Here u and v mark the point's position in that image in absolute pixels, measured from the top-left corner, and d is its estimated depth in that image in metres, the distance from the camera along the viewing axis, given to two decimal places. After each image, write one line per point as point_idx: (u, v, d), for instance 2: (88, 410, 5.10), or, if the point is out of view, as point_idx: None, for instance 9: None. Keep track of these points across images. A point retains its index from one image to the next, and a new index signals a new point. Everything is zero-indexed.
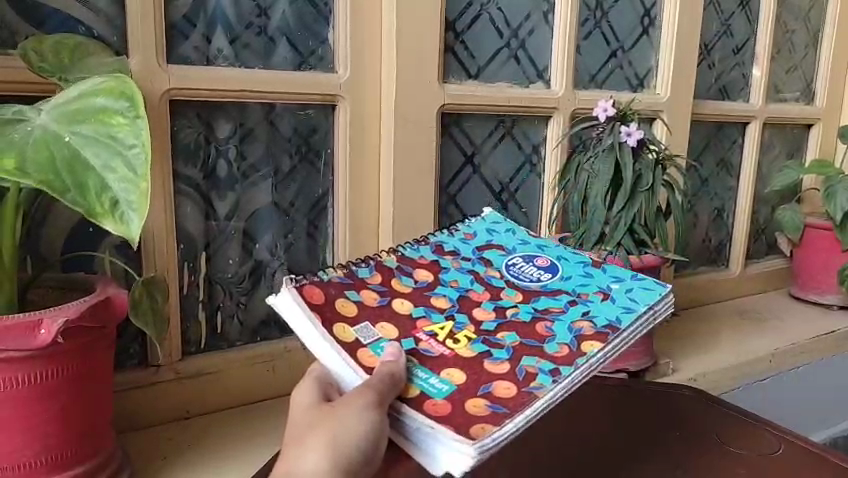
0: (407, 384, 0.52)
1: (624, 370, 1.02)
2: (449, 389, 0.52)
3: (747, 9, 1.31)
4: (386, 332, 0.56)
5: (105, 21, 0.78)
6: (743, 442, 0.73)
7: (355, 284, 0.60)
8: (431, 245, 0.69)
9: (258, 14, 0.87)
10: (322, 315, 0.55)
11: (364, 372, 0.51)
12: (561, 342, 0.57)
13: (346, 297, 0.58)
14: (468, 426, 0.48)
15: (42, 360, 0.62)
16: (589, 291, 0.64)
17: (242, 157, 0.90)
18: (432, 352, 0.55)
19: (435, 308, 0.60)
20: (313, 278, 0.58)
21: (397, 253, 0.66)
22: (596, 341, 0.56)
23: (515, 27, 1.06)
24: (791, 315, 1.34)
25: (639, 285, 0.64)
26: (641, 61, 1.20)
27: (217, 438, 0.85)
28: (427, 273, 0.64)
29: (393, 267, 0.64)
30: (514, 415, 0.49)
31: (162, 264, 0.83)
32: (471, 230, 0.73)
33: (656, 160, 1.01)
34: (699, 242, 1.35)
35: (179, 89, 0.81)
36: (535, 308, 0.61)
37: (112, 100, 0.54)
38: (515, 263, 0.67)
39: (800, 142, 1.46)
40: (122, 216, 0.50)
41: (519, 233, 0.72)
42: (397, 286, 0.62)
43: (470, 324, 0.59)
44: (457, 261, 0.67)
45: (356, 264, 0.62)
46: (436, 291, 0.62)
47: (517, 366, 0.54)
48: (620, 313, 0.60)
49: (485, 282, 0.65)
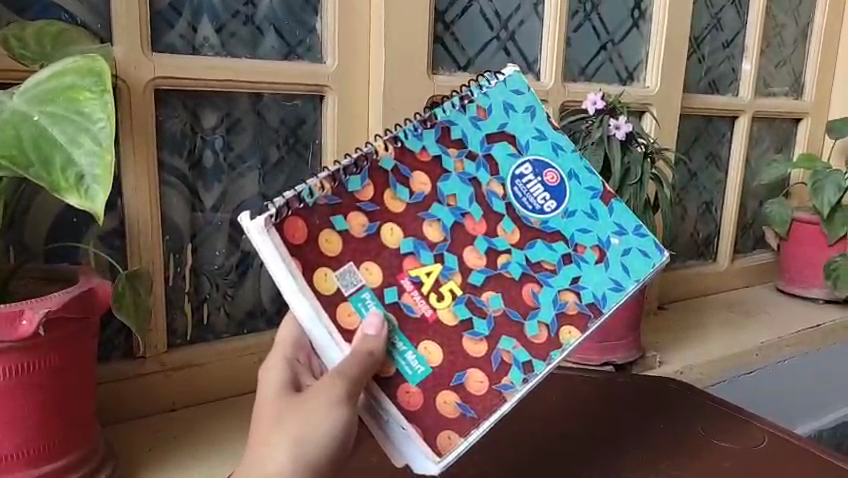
0: (387, 360, 0.52)
1: (611, 363, 1.02)
2: (424, 373, 0.52)
3: (737, 3, 1.31)
4: (371, 278, 0.53)
5: (88, 8, 0.77)
6: (728, 435, 0.74)
7: (342, 205, 0.53)
8: (436, 128, 0.57)
9: (245, 3, 0.86)
10: (304, 260, 0.51)
11: (345, 344, 0.51)
12: (542, 322, 0.54)
13: (331, 226, 0.53)
14: (436, 432, 0.51)
15: (23, 351, 0.61)
16: (586, 244, 0.55)
17: (229, 148, 0.89)
18: (413, 312, 0.53)
19: (426, 242, 0.54)
20: (295, 202, 0.52)
21: (395, 143, 0.56)
22: (574, 329, 0.54)
23: (505, 19, 1.05)
24: (777, 308, 1.35)
25: (640, 246, 0.55)
26: (631, 54, 1.20)
27: (203, 430, 0.85)
28: (425, 180, 0.55)
29: (388, 173, 0.55)
30: (480, 421, 0.52)
31: (147, 255, 0.83)
32: (486, 103, 0.58)
33: (644, 154, 1.02)
34: (687, 235, 1.36)
35: (164, 78, 0.80)
36: (528, 259, 0.55)
37: (81, 77, 0.53)
38: (522, 178, 0.56)
39: (788, 136, 1.47)
40: (87, 192, 0.49)
41: (541, 117, 0.57)
42: (389, 202, 0.54)
43: (458, 272, 0.54)
44: (460, 160, 0.56)
45: (345, 171, 0.54)
46: (431, 213, 0.55)
47: (494, 349, 0.53)
48: (608, 291, 0.55)
49: (485, 201, 0.56)
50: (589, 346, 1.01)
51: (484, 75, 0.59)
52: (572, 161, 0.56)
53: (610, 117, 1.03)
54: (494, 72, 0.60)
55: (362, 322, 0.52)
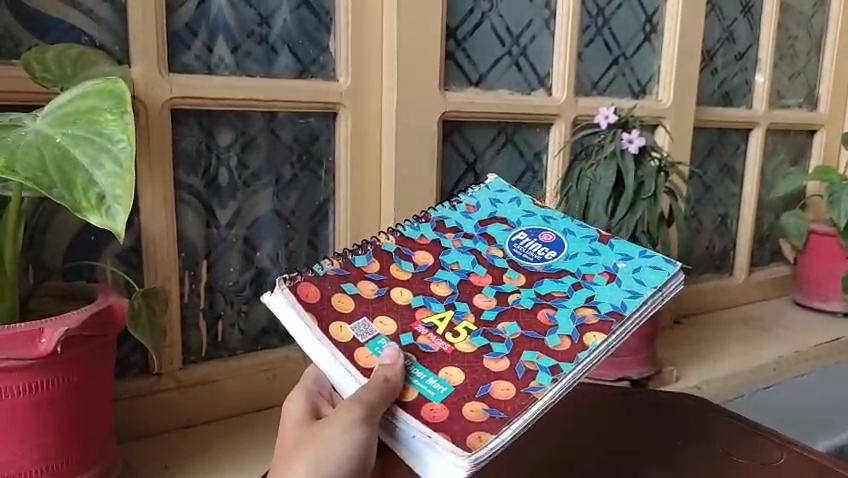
0: (406, 386, 0.52)
1: (626, 379, 1.01)
2: (447, 391, 0.51)
3: (750, 15, 1.31)
4: (385, 328, 0.55)
5: (107, 30, 0.78)
6: (747, 451, 0.73)
7: (351, 276, 0.58)
8: (431, 222, 0.65)
9: (260, 22, 0.87)
10: (318, 315, 0.54)
11: (361, 374, 0.51)
12: (563, 333, 0.54)
13: (343, 290, 0.57)
14: (465, 434, 0.48)
15: (41, 369, 0.62)
16: (594, 272, 0.59)
17: (244, 165, 0.90)
18: (431, 348, 0.54)
19: (435, 296, 0.58)
20: (308, 273, 0.57)
21: (396, 234, 0.63)
22: (598, 333, 0.54)
23: (516, 35, 1.06)
24: (795, 322, 1.33)
25: (649, 263, 0.59)
26: (643, 67, 1.20)
27: (218, 447, 0.85)
28: (427, 255, 0.61)
29: (392, 252, 0.61)
30: (512, 420, 0.49)
31: (163, 272, 0.84)
32: (474, 202, 0.68)
33: (658, 168, 1.01)
34: (703, 248, 1.35)
35: (181, 98, 0.81)
36: (538, 292, 0.58)
37: (101, 100, 0.54)
38: (519, 241, 0.63)
39: (804, 148, 1.46)
40: (108, 211, 0.49)
41: (525, 203, 0.67)
42: (396, 271, 0.59)
43: (470, 313, 0.57)
44: (458, 239, 0.63)
45: (352, 252, 0.60)
46: (437, 276, 0.59)
47: (517, 362, 0.53)
48: (625, 299, 0.56)
49: (487, 262, 0.61)
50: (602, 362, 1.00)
51: (470, 187, 0.71)
52: (562, 224, 0.64)
53: (622, 131, 1.02)
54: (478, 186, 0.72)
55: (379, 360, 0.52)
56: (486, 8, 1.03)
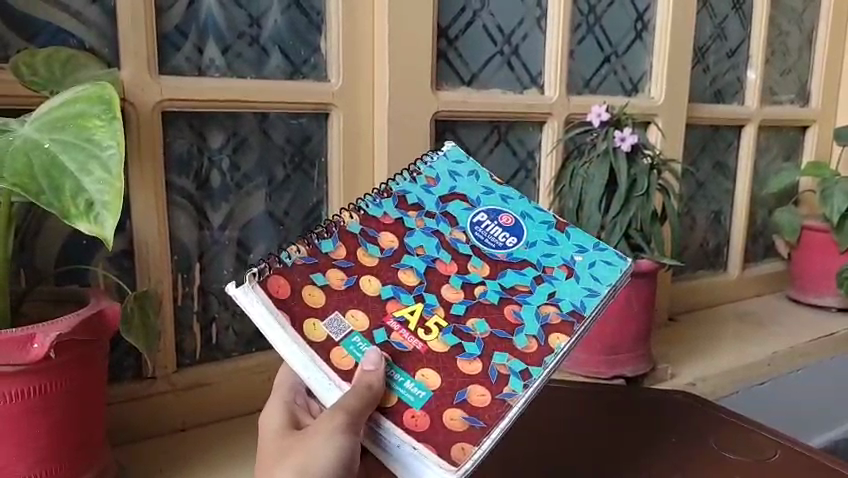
0: (386, 392, 0.52)
1: (622, 377, 1.01)
2: (425, 397, 0.52)
3: (741, 12, 1.31)
4: (357, 323, 0.55)
5: (96, 33, 0.78)
6: (741, 448, 0.73)
7: (319, 264, 0.57)
8: (393, 197, 0.63)
9: (250, 24, 0.87)
10: (290, 312, 0.54)
11: (344, 381, 0.51)
12: (529, 334, 0.55)
13: (313, 282, 0.56)
14: (448, 446, 0.49)
15: (33, 375, 0.61)
16: (554, 265, 0.59)
17: (236, 167, 0.89)
18: (404, 347, 0.54)
19: (403, 286, 0.57)
20: (275, 263, 0.56)
21: (359, 212, 0.61)
22: (563, 334, 0.55)
23: (508, 34, 1.06)
24: (789, 318, 1.33)
25: (602, 258, 0.60)
26: (635, 65, 1.20)
27: (213, 450, 0.85)
28: (392, 237, 0.60)
29: (357, 235, 0.59)
30: (490, 430, 0.50)
31: (156, 275, 0.83)
32: (433, 173, 0.65)
33: (651, 165, 1.01)
34: (697, 245, 1.35)
35: (172, 100, 0.81)
36: (503, 285, 0.58)
37: (90, 105, 0.54)
38: (479, 223, 0.62)
39: (796, 144, 1.46)
40: (96, 218, 0.49)
41: (484, 177, 0.65)
42: (363, 257, 0.58)
43: (440, 307, 0.56)
44: (421, 219, 0.62)
45: (317, 237, 0.59)
46: (403, 263, 0.58)
47: (489, 365, 0.53)
48: (584, 297, 0.57)
49: (451, 247, 0.60)
50: (596, 360, 1.00)
51: (426, 155, 0.68)
52: (520, 204, 0.63)
53: (615, 129, 1.02)
54: (435, 152, 0.69)
55: (358, 363, 0.52)
56: (478, 7, 1.02)
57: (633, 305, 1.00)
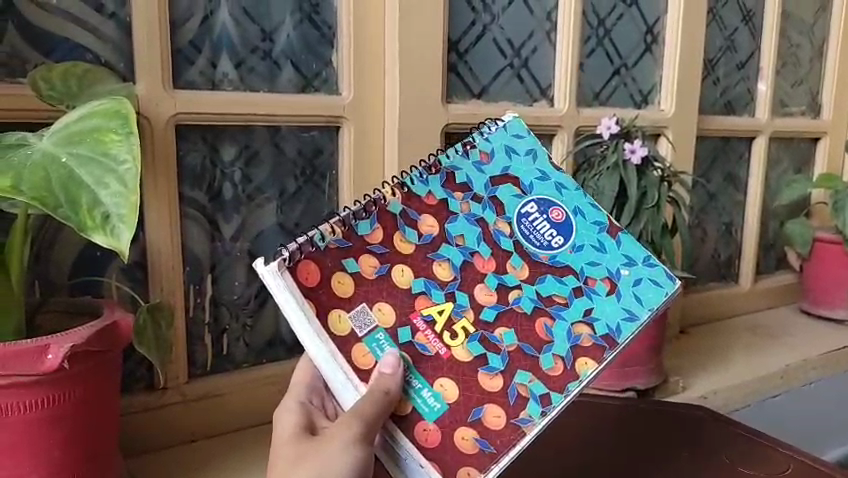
0: (403, 399, 0.53)
1: (632, 389, 1.01)
2: (441, 410, 0.52)
3: (750, 24, 1.31)
4: (383, 319, 0.54)
5: (112, 48, 0.79)
6: (754, 462, 0.72)
7: (353, 249, 0.55)
8: (441, 173, 0.59)
9: (263, 38, 0.88)
10: (318, 302, 0.53)
11: (361, 384, 0.52)
12: (557, 355, 0.54)
13: (343, 269, 0.54)
14: (456, 467, 0.51)
15: (48, 385, 0.62)
16: (597, 277, 0.56)
17: (248, 179, 0.90)
18: (427, 351, 0.54)
19: (436, 281, 0.55)
20: (308, 246, 0.54)
21: (402, 189, 0.58)
22: (590, 360, 0.53)
23: (518, 47, 1.07)
24: (802, 330, 1.32)
25: (651, 276, 0.56)
26: (644, 78, 1.20)
27: (223, 461, 0.85)
28: (433, 222, 0.57)
29: (397, 217, 0.57)
30: (499, 456, 0.51)
31: (168, 286, 0.84)
32: (489, 148, 0.61)
33: (661, 178, 1.01)
34: (708, 257, 1.35)
35: (185, 113, 0.82)
36: (540, 293, 0.55)
37: (107, 121, 0.55)
38: (526, 214, 0.58)
39: (807, 156, 1.46)
40: (112, 230, 0.50)
41: (543, 158, 0.60)
42: (399, 243, 0.56)
43: (470, 310, 0.55)
44: (466, 202, 0.58)
45: (355, 216, 0.56)
46: (440, 253, 0.56)
47: (509, 384, 0.53)
48: (621, 321, 0.54)
49: (492, 240, 0.57)
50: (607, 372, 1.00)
51: (485, 123, 0.62)
52: (576, 198, 0.58)
53: (624, 141, 1.03)
54: (494, 120, 0.63)
55: (377, 362, 0.53)
56: (488, 21, 1.03)
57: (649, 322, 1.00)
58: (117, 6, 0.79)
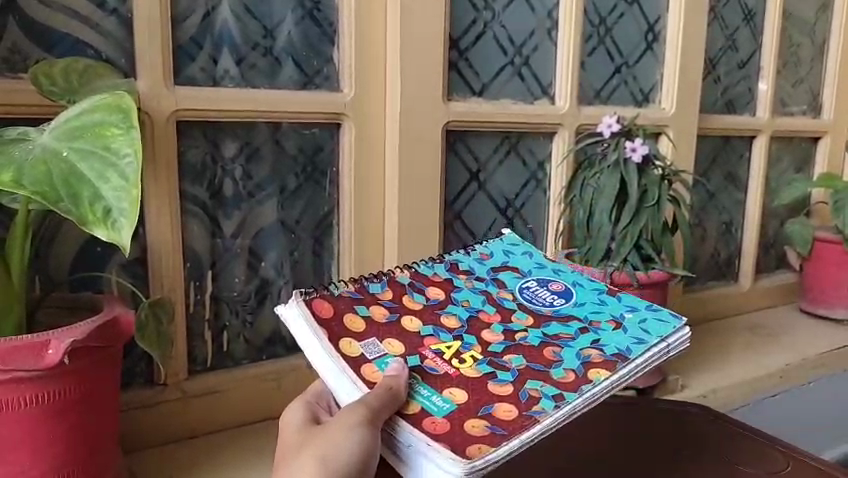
0: (407, 400, 0.52)
1: (632, 387, 1.01)
2: (449, 408, 0.51)
3: (752, 24, 1.31)
4: (393, 348, 0.56)
5: (114, 44, 0.79)
6: (750, 459, 0.72)
7: (365, 299, 0.60)
8: (447, 264, 0.69)
9: (264, 35, 0.88)
10: (331, 331, 0.56)
11: (364, 386, 0.52)
12: (567, 368, 0.56)
13: (355, 311, 0.59)
14: (464, 445, 0.48)
15: (48, 380, 0.62)
16: (600, 319, 0.62)
17: (248, 176, 0.90)
18: (436, 371, 0.55)
19: (444, 327, 0.60)
20: (323, 290, 0.59)
21: (411, 270, 0.67)
22: (603, 370, 0.55)
23: (519, 45, 1.07)
24: (801, 329, 1.33)
25: (654, 316, 0.62)
26: (646, 76, 1.20)
27: (222, 458, 0.85)
28: (439, 290, 0.64)
29: (406, 285, 0.64)
30: (512, 438, 0.49)
31: (168, 282, 0.84)
32: (487, 251, 0.72)
33: (662, 176, 1.01)
34: (707, 256, 1.35)
35: (186, 110, 0.82)
36: (546, 332, 0.61)
37: (108, 115, 0.55)
38: (528, 288, 0.67)
39: (808, 155, 1.46)
40: (114, 225, 0.50)
41: (537, 255, 0.72)
42: (409, 302, 0.62)
43: (477, 345, 0.58)
44: (470, 281, 0.67)
45: (368, 279, 0.63)
46: (447, 310, 0.62)
47: (521, 389, 0.54)
48: (631, 344, 0.58)
49: (496, 302, 0.64)
50: None
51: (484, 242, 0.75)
52: (570, 277, 0.69)
53: (626, 140, 1.02)
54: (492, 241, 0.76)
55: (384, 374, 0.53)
56: (489, 18, 1.03)
57: None
58: (118, 2, 0.79)
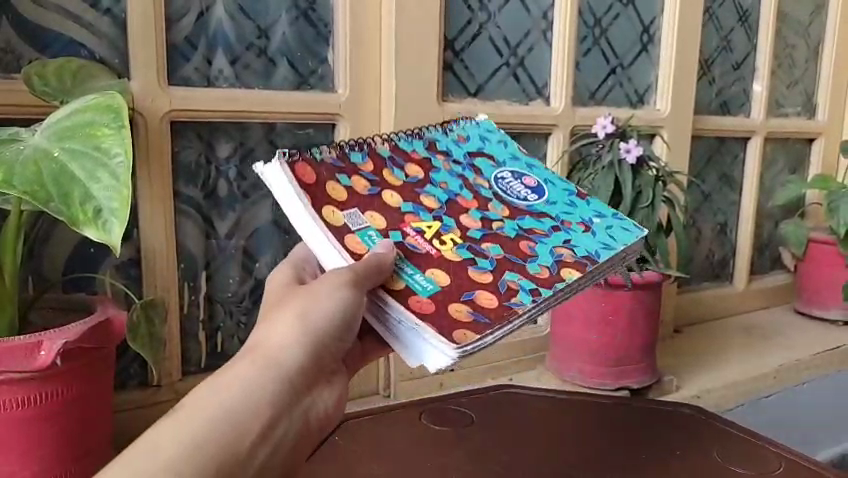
0: (393, 277, 0.51)
1: (626, 388, 1.01)
2: (434, 290, 0.50)
3: (747, 25, 1.32)
4: (375, 221, 0.54)
5: (107, 44, 0.79)
6: (744, 460, 0.70)
7: (347, 169, 0.56)
8: (424, 140, 0.64)
9: (259, 35, 0.88)
10: (313, 196, 0.52)
11: (350, 257, 0.50)
12: (543, 264, 0.54)
13: (337, 180, 0.55)
14: (450, 329, 0.47)
15: (40, 382, 0.62)
16: (571, 221, 0.59)
17: (243, 177, 0.90)
18: (418, 250, 0.54)
19: (423, 207, 0.57)
20: (306, 154, 0.55)
21: (390, 142, 0.62)
22: (575, 271, 0.54)
23: (514, 45, 1.07)
24: (795, 330, 1.33)
25: (620, 225, 0.60)
26: (641, 77, 1.20)
27: None
28: (419, 169, 0.60)
29: (386, 160, 0.60)
30: (495, 327, 0.48)
31: (162, 283, 0.84)
32: (465, 133, 0.66)
33: (656, 177, 1.00)
34: (702, 257, 1.35)
35: (180, 110, 0.82)
36: (521, 226, 0.58)
37: (99, 115, 0.55)
38: (504, 178, 0.62)
39: (802, 156, 1.46)
40: (103, 225, 0.50)
41: (512, 146, 0.67)
42: (388, 177, 0.58)
43: (456, 229, 0.56)
44: (448, 163, 0.62)
45: (349, 147, 0.58)
46: (426, 190, 0.58)
47: (499, 279, 0.52)
48: (600, 248, 0.56)
49: (473, 189, 0.60)
50: (602, 370, 1.00)
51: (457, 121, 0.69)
52: (544, 174, 0.65)
53: (620, 140, 1.02)
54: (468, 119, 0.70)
55: (369, 250, 0.51)
56: (484, 19, 1.03)
57: (639, 318, 1.00)
58: (112, 2, 0.78)
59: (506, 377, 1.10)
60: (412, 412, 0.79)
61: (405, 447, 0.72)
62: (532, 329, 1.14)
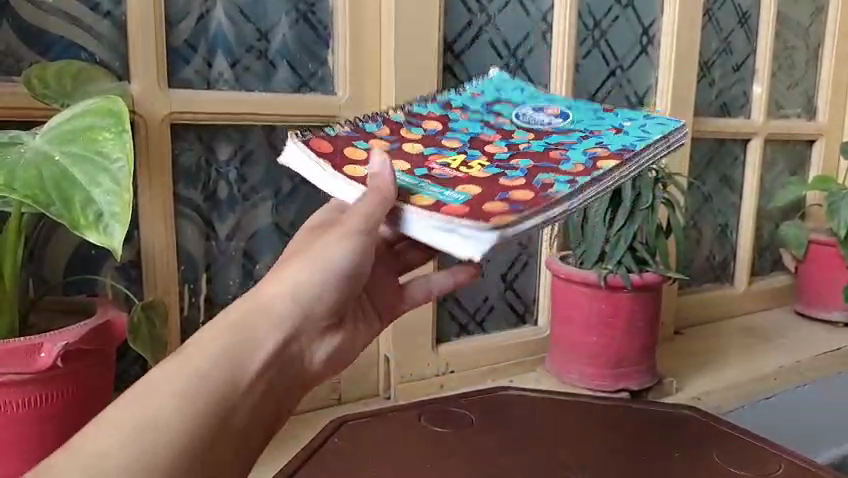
0: (415, 195, 0.49)
1: (626, 390, 1.01)
2: (464, 198, 0.48)
3: (746, 27, 1.32)
4: (399, 166, 0.54)
5: (107, 46, 0.79)
6: (745, 462, 0.70)
7: (362, 137, 0.58)
8: (438, 103, 0.65)
9: (259, 38, 0.88)
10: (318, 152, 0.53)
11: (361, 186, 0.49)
12: (577, 163, 0.53)
13: (355, 147, 0.56)
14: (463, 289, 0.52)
15: (41, 383, 0.62)
16: (600, 129, 0.59)
17: (243, 179, 0.90)
18: (446, 176, 0.53)
19: (446, 148, 0.57)
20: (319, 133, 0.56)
21: (405, 109, 0.63)
22: (611, 160, 0.52)
23: (514, 48, 1.07)
24: (796, 331, 1.33)
25: (654, 123, 0.58)
26: (641, 79, 1.21)
27: None
28: (436, 124, 0.61)
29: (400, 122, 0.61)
30: (531, 214, 0.46)
31: (162, 285, 0.84)
32: (478, 90, 0.68)
33: (657, 180, 0.99)
34: (703, 258, 1.35)
35: (179, 113, 0.82)
36: (547, 143, 0.58)
37: (100, 118, 0.55)
38: (523, 114, 0.63)
39: (803, 157, 1.46)
40: (106, 229, 0.50)
41: (531, 89, 0.68)
42: (407, 136, 0.59)
43: (482, 157, 0.56)
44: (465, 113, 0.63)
45: (361, 121, 0.61)
46: (447, 136, 0.59)
47: (533, 179, 0.51)
48: (634, 140, 0.55)
49: (494, 126, 0.61)
50: (602, 372, 1.00)
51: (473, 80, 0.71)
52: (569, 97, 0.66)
53: None
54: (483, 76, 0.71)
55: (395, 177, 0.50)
56: (484, 22, 1.04)
57: (639, 320, 1.00)
58: (112, 5, 0.79)
59: (507, 378, 1.10)
60: (412, 414, 0.79)
61: (404, 449, 0.72)
62: (532, 332, 1.14)
